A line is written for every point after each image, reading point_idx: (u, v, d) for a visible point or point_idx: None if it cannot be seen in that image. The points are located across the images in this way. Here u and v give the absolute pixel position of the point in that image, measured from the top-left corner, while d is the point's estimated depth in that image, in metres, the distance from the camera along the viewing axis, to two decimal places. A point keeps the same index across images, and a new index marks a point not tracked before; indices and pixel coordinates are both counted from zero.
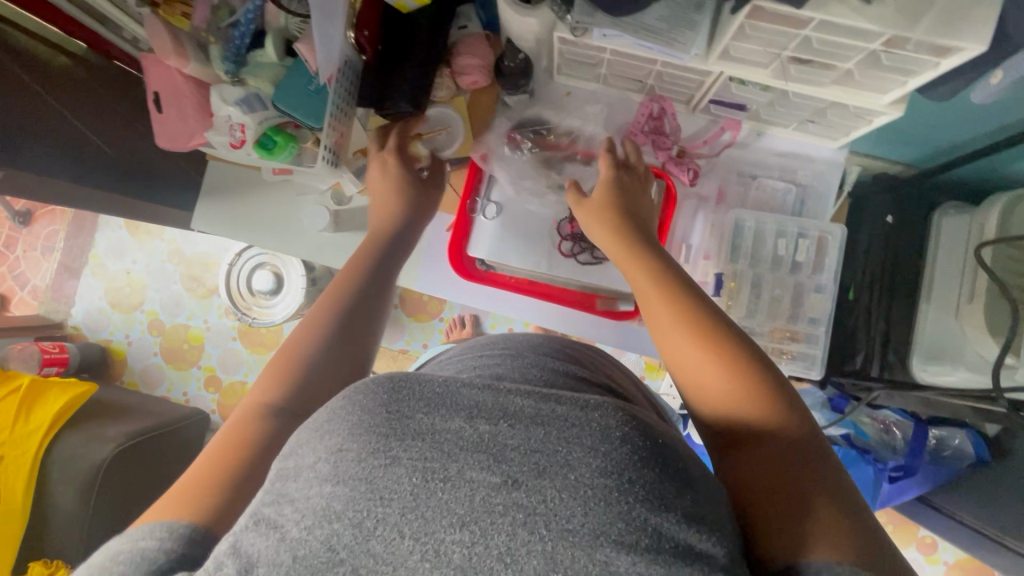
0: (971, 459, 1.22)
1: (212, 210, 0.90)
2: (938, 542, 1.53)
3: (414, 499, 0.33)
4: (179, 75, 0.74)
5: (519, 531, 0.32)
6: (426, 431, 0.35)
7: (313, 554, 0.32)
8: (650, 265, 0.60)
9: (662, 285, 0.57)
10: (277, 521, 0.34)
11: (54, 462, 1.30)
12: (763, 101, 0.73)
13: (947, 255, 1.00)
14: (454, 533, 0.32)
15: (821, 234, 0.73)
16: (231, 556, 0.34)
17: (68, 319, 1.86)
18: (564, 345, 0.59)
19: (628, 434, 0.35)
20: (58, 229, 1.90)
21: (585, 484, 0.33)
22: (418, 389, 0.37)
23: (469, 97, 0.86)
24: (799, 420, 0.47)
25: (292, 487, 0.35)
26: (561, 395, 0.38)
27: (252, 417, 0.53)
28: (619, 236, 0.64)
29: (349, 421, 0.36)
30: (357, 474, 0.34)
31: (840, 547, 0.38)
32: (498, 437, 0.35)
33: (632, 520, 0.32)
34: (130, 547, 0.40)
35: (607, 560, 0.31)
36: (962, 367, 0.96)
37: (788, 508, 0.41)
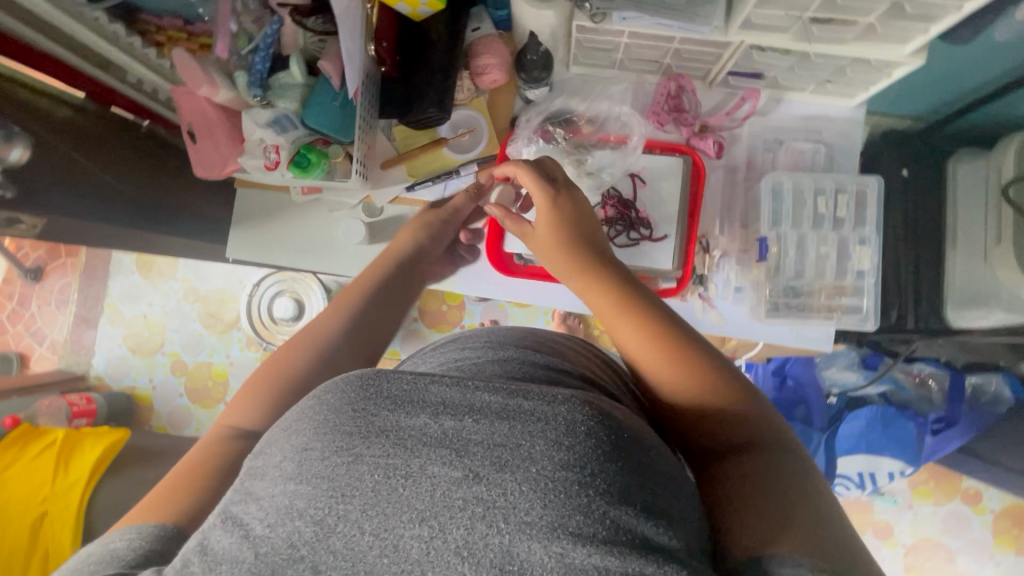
0: (1008, 402, 1.18)
1: (241, 238, 0.91)
2: (982, 492, 1.50)
3: (376, 495, 0.34)
4: (209, 104, 0.76)
5: (478, 525, 0.33)
6: (391, 428, 0.36)
7: (274, 551, 0.33)
8: (610, 284, 0.62)
9: (626, 299, 0.60)
10: (242, 519, 0.35)
11: (99, 512, 1.28)
12: (783, 66, 0.74)
13: (969, 200, 1.01)
14: (413, 529, 0.33)
15: (857, 187, 0.75)
16: (198, 554, 0.36)
17: (90, 370, 1.86)
18: (539, 338, 0.60)
19: (594, 429, 0.36)
20: (70, 281, 1.90)
21: (546, 477, 0.34)
22: (386, 386, 0.38)
23: (488, 98, 0.86)
24: (753, 427, 0.50)
25: (258, 486, 0.37)
26: (529, 390, 0.38)
27: (225, 436, 0.55)
28: (577, 249, 0.66)
29: (316, 419, 0.37)
30: (320, 472, 0.35)
31: (801, 543, 0.39)
32: (462, 432, 0.36)
33: (592, 513, 0.34)
34: (99, 551, 0.41)
35: (564, 552, 0.33)
36: (998, 309, 0.97)
37: (760, 510, 0.43)
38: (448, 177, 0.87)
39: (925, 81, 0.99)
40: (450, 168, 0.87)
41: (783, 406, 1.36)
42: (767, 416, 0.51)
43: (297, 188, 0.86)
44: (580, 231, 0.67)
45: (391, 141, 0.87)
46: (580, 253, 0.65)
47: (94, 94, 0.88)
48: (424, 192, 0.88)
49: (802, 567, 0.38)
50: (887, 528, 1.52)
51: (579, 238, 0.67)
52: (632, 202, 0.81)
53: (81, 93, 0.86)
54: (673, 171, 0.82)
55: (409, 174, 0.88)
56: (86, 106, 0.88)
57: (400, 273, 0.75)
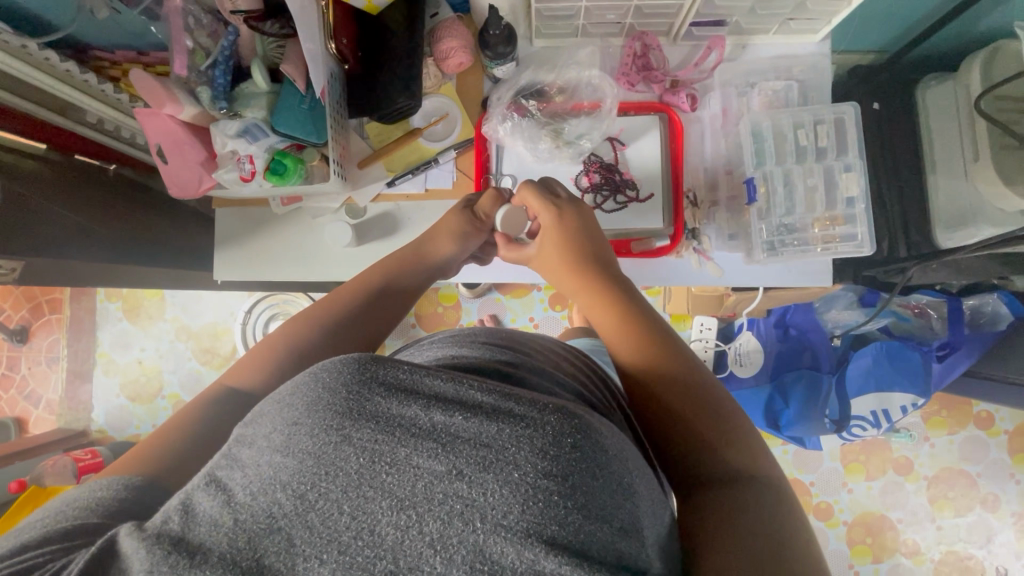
0: (1008, 319, 1.18)
1: (226, 256, 0.89)
2: (994, 413, 1.52)
3: (359, 478, 0.35)
4: (174, 122, 0.73)
5: (455, 521, 0.34)
6: (383, 415, 0.37)
7: (252, 520, 0.34)
8: (614, 302, 0.64)
9: (622, 311, 0.63)
10: (226, 484, 0.36)
11: None
12: (744, 8, 0.75)
13: (943, 122, 1.02)
14: (391, 516, 0.34)
15: (835, 116, 0.75)
16: (178, 512, 0.36)
17: (91, 424, 1.82)
18: (533, 343, 0.59)
19: (581, 442, 0.36)
20: (58, 337, 1.86)
21: (527, 483, 0.34)
22: (383, 373, 0.38)
23: (456, 83, 0.86)
24: (748, 459, 0.50)
25: (245, 454, 0.38)
26: (523, 395, 0.38)
27: (228, 396, 0.57)
28: (580, 265, 0.68)
29: (309, 397, 0.38)
30: (307, 448, 0.36)
31: None
32: (451, 427, 0.36)
33: (568, 525, 0.34)
34: (86, 493, 0.42)
35: (534, 559, 0.33)
36: (986, 224, 0.98)
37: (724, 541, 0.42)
38: (428, 167, 0.85)
39: (882, 12, 1.00)
40: (429, 159, 0.85)
41: (789, 356, 1.40)
42: (764, 458, 0.51)
43: (276, 198, 0.86)
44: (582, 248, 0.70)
45: (365, 139, 0.86)
46: (586, 266, 0.68)
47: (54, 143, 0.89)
48: (406, 185, 0.87)
49: None
50: (907, 463, 1.53)
51: (578, 254, 0.69)
52: (615, 165, 0.82)
53: (42, 142, 0.88)
54: (652, 129, 0.83)
55: (388, 170, 0.87)
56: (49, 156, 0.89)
57: (407, 281, 0.73)
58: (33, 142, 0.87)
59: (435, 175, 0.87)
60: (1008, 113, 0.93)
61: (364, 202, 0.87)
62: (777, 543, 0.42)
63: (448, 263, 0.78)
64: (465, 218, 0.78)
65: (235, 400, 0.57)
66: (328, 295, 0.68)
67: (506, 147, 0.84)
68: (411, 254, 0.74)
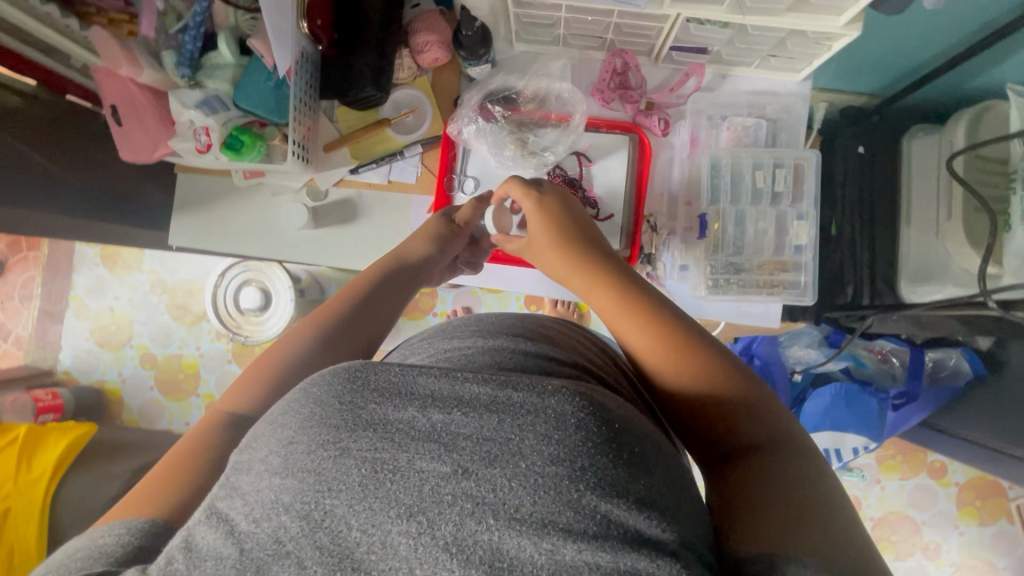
0: (967, 376, 1.17)
1: (180, 221, 0.89)
2: (948, 465, 1.52)
3: (363, 489, 0.34)
4: (133, 84, 0.73)
5: (467, 520, 0.33)
6: (379, 421, 0.36)
7: (259, 548, 0.34)
8: (610, 280, 0.62)
9: (621, 294, 0.59)
10: (227, 515, 0.36)
11: (64, 504, 1.26)
12: (724, 39, 0.74)
13: (923, 177, 0.99)
14: (401, 524, 0.33)
15: (796, 162, 0.76)
16: (182, 551, 0.36)
17: (58, 365, 1.81)
18: (544, 330, 0.58)
19: (584, 420, 0.36)
20: (33, 275, 1.86)
21: (536, 472, 0.34)
22: (375, 378, 0.38)
23: (432, 77, 0.85)
24: (777, 423, 0.48)
25: (244, 481, 0.37)
26: (519, 380, 0.38)
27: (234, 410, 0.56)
28: (572, 252, 0.65)
29: (302, 413, 0.37)
30: (306, 466, 0.35)
31: (816, 546, 0.37)
32: (451, 426, 0.36)
33: (582, 508, 0.34)
34: (88, 544, 0.40)
35: (554, 548, 0.33)
36: (948, 284, 0.96)
37: (768, 506, 0.41)
38: (393, 159, 0.85)
39: (877, 55, 0.98)
40: (395, 151, 0.85)
41: None
42: (782, 410, 0.50)
43: (239, 171, 0.85)
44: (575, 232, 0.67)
45: (333, 123, 0.85)
46: (571, 242, 0.66)
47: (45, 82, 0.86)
48: (369, 174, 0.86)
49: (807, 568, 0.36)
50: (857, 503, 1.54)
51: (573, 236, 0.67)
52: (579, 180, 0.82)
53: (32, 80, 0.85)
54: (620, 148, 0.82)
55: (354, 157, 0.86)
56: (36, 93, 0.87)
57: (400, 283, 0.72)
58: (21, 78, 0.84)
59: (399, 168, 0.86)
60: (983, 177, 0.90)
61: (325, 186, 0.86)
62: (830, 510, 0.41)
63: (428, 263, 0.77)
64: (444, 227, 0.78)
65: (233, 421, 0.55)
66: (321, 307, 0.67)
67: (472, 151, 0.84)
68: (390, 259, 0.74)
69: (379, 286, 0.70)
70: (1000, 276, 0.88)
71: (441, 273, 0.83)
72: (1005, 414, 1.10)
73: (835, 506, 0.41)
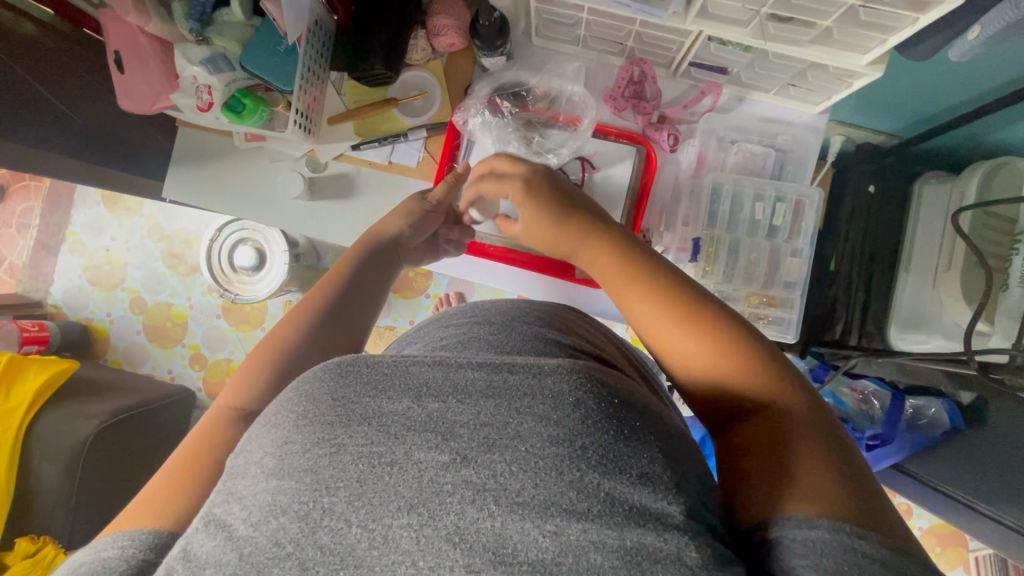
0: (945, 428, 1.13)
1: (180, 174, 0.88)
2: (914, 509, 1.53)
3: (361, 485, 0.34)
4: (140, 33, 0.72)
5: (469, 509, 0.33)
6: (374, 414, 0.36)
7: (258, 552, 0.33)
8: (614, 244, 0.59)
9: (639, 275, 0.55)
10: (226, 521, 0.36)
11: (38, 438, 1.28)
12: (744, 62, 0.72)
13: (927, 226, 0.97)
14: (401, 518, 0.33)
15: (798, 197, 0.78)
16: (182, 561, 0.36)
17: (48, 298, 1.81)
18: (545, 312, 0.56)
19: (583, 398, 0.36)
20: (33, 205, 1.85)
21: (536, 455, 0.34)
22: (366, 371, 0.37)
23: (445, 61, 0.83)
24: (779, 383, 0.46)
25: (240, 486, 0.37)
26: (514, 364, 0.37)
27: (224, 419, 0.55)
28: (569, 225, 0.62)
29: (295, 412, 0.37)
30: (302, 465, 0.35)
31: (817, 499, 0.38)
32: (448, 414, 0.36)
33: (584, 487, 0.34)
34: (92, 559, 0.40)
35: (558, 529, 0.33)
36: (936, 335, 0.93)
37: (768, 468, 0.41)
38: (395, 140, 0.84)
39: (900, 96, 0.96)
40: (399, 132, 0.84)
41: None
42: (787, 365, 0.48)
43: (240, 132, 0.85)
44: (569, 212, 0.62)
45: (340, 96, 0.84)
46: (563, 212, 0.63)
47: (62, 13, 0.86)
48: (370, 153, 0.85)
49: (820, 528, 0.36)
50: None
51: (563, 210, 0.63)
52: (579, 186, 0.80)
53: (49, 9, 0.84)
54: (626, 158, 0.81)
55: (357, 133, 0.85)
56: (54, 25, 0.86)
57: (379, 265, 0.73)
58: (38, 6, 0.83)
59: (401, 150, 0.85)
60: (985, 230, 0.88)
61: (326, 158, 0.86)
62: (845, 472, 0.40)
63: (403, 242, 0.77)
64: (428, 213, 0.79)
65: (235, 417, 0.55)
66: (312, 291, 0.67)
67: (476, 143, 0.83)
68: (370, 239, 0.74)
69: (357, 275, 0.70)
70: (989, 334, 0.86)
71: (417, 255, 0.82)
72: (970, 469, 1.10)
73: (852, 465, 0.41)
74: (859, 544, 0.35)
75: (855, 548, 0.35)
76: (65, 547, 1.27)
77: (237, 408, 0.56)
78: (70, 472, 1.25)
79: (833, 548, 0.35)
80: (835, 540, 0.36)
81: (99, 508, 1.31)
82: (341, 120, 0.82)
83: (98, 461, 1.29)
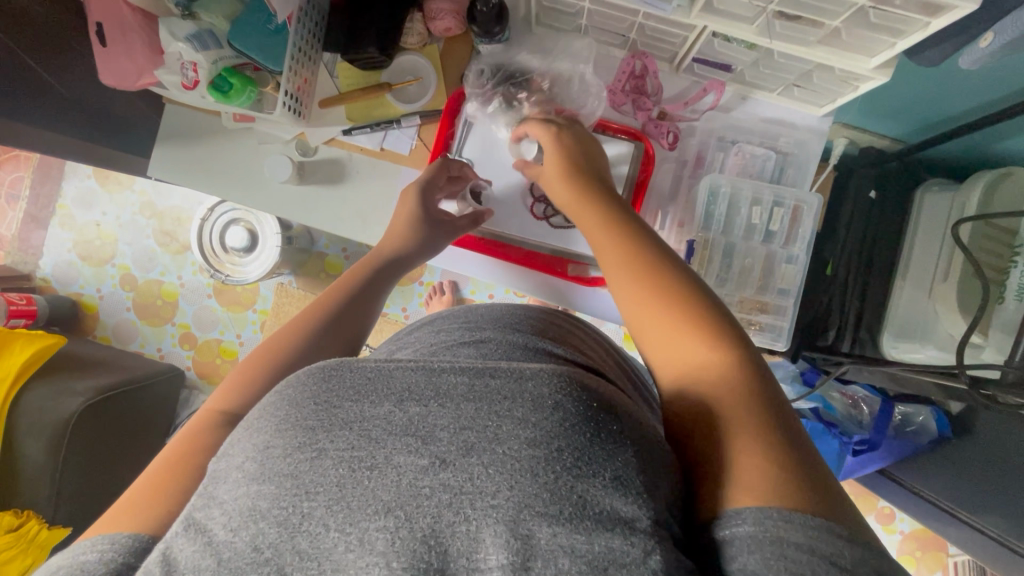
0: (932, 435, 1.14)
1: (169, 153, 0.86)
2: (897, 513, 1.54)
3: (341, 488, 0.33)
4: (125, 5, 0.69)
5: (445, 512, 0.32)
6: (356, 419, 0.35)
7: (238, 557, 0.33)
8: (603, 222, 0.58)
9: (643, 266, 0.52)
10: (205, 526, 0.35)
11: (22, 413, 1.26)
12: (749, 60, 0.70)
13: (926, 234, 0.96)
14: (378, 521, 0.32)
15: (797, 203, 0.76)
16: (160, 565, 0.35)
17: (36, 271, 1.78)
18: (537, 318, 0.55)
19: (562, 402, 0.34)
20: (22, 175, 1.79)
21: (513, 457, 0.33)
22: (349, 376, 0.37)
23: (442, 46, 0.81)
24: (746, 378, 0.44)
25: (221, 491, 0.36)
26: (497, 368, 0.36)
27: (214, 422, 0.54)
28: (572, 194, 0.63)
29: (277, 416, 0.36)
30: (282, 470, 0.34)
31: (756, 493, 0.37)
32: (428, 418, 0.35)
33: (558, 491, 0.32)
34: (70, 562, 0.40)
35: (529, 533, 0.32)
36: (931, 345, 0.93)
37: (715, 462, 0.40)
38: (388, 126, 0.82)
39: (906, 100, 0.94)
40: (391, 118, 0.82)
41: None
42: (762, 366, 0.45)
43: (229, 112, 0.83)
44: (581, 180, 0.63)
45: (333, 79, 0.82)
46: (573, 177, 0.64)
47: None
48: (362, 138, 0.83)
49: (744, 524, 0.36)
50: None
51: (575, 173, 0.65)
52: None
53: None
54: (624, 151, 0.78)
55: (349, 118, 0.83)
56: None
57: (388, 273, 0.71)
58: None
59: (394, 136, 0.83)
60: (986, 244, 0.87)
61: (316, 142, 0.83)
62: (794, 465, 0.39)
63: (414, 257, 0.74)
64: (430, 219, 0.75)
65: (222, 421, 0.54)
66: (322, 294, 0.66)
67: (473, 128, 0.81)
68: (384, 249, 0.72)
69: (367, 284, 0.68)
70: (983, 347, 0.85)
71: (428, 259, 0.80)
72: (952, 476, 1.10)
73: (803, 458, 0.39)
74: (789, 533, 0.34)
75: (784, 539, 0.34)
76: (49, 521, 1.26)
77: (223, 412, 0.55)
78: (53, 450, 1.24)
79: (761, 542, 0.35)
80: (761, 529, 0.35)
81: (84, 484, 1.30)
82: (331, 101, 0.80)
83: (83, 437, 1.27)
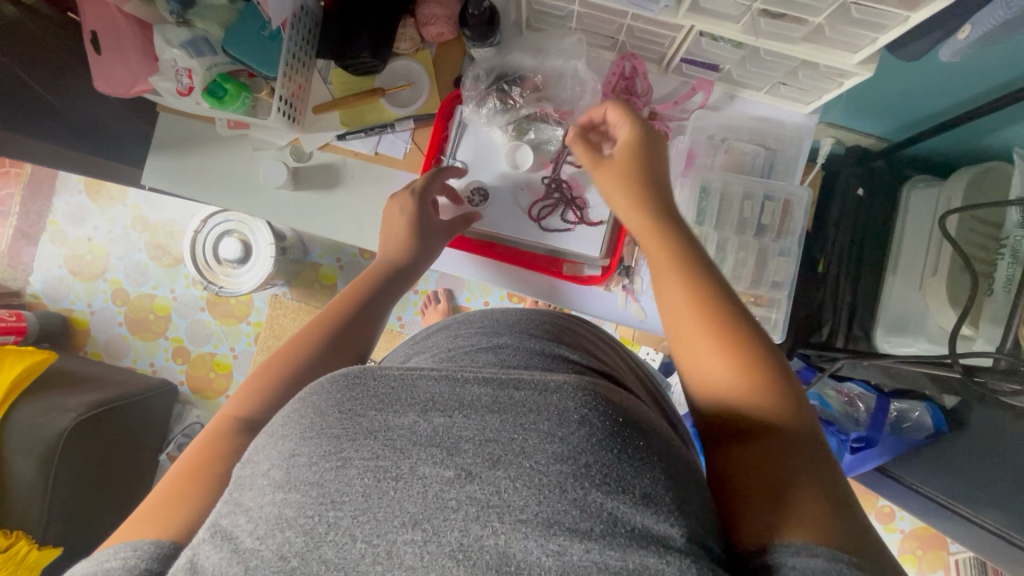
0: (929, 431, 1.14)
1: (166, 165, 0.86)
2: (896, 512, 1.54)
3: (367, 499, 0.33)
4: (120, 14, 0.70)
5: (473, 526, 0.33)
6: (380, 428, 0.36)
7: (263, 565, 0.33)
8: (669, 239, 0.57)
9: (699, 284, 0.52)
10: (232, 532, 0.35)
11: (13, 431, 1.24)
12: (735, 59, 0.72)
13: (915, 229, 0.97)
14: (406, 533, 0.33)
15: (787, 196, 0.78)
16: (186, 571, 0.35)
17: (26, 288, 1.75)
18: (551, 323, 0.54)
19: (587, 416, 0.35)
20: (10, 192, 1.77)
21: (540, 472, 0.34)
22: (372, 383, 0.38)
23: (434, 51, 0.83)
24: (789, 412, 0.46)
25: (246, 497, 0.36)
26: (520, 380, 0.37)
27: (228, 428, 0.53)
28: (650, 215, 0.59)
29: (302, 423, 0.37)
30: (308, 478, 0.35)
31: (817, 531, 0.39)
32: (453, 429, 0.35)
33: (587, 507, 0.33)
34: (95, 569, 0.39)
35: (560, 549, 0.32)
36: (922, 339, 0.94)
37: (765, 495, 0.42)
38: (383, 131, 0.82)
39: (889, 98, 0.96)
40: (386, 122, 0.83)
41: None
42: (803, 405, 0.47)
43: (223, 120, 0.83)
44: (657, 205, 0.60)
45: (327, 84, 0.83)
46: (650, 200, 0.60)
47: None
48: (356, 143, 0.84)
49: (818, 557, 0.37)
50: None
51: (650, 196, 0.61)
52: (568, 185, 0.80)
53: None
54: None
55: (343, 122, 0.83)
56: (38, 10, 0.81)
57: (391, 283, 0.69)
58: None
59: (388, 140, 0.84)
60: (974, 238, 0.88)
61: (310, 147, 0.84)
62: (836, 502, 0.41)
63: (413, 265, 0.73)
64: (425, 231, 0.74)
65: (241, 427, 0.53)
66: (328, 309, 0.64)
67: (466, 131, 0.81)
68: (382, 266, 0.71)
69: (368, 300, 0.66)
70: (974, 338, 0.87)
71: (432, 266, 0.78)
72: (950, 469, 1.10)
73: (841, 497, 0.42)
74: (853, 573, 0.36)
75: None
76: (40, 542, 1.22)
77: (242, 417, 0.54)
78: (45, 468, 1.22)
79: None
80: (834, 569, 0.36)
81: (76, 502, 1.27)
82: (327, 105, 0.81)
83: (76, 454, 1.25)
